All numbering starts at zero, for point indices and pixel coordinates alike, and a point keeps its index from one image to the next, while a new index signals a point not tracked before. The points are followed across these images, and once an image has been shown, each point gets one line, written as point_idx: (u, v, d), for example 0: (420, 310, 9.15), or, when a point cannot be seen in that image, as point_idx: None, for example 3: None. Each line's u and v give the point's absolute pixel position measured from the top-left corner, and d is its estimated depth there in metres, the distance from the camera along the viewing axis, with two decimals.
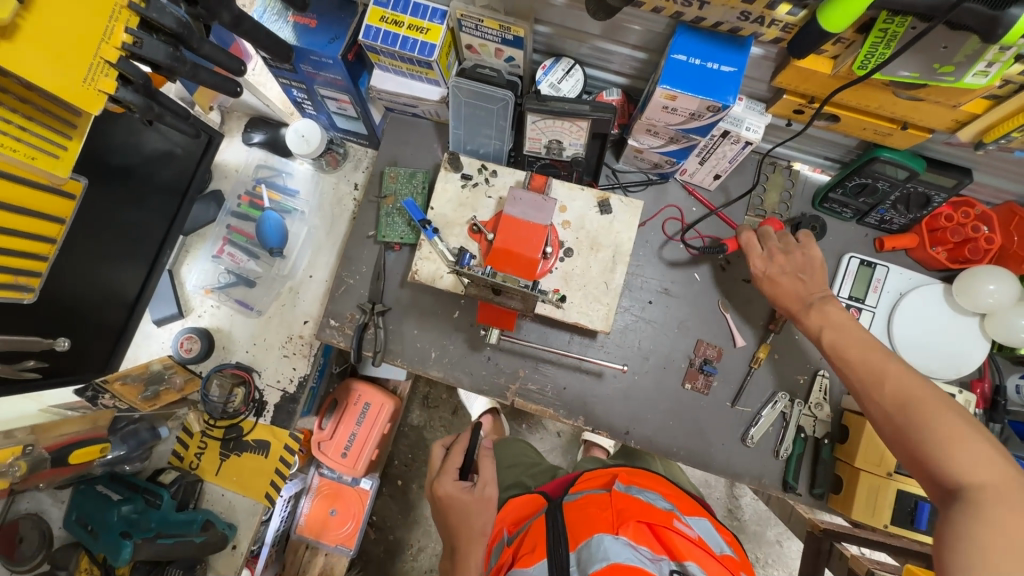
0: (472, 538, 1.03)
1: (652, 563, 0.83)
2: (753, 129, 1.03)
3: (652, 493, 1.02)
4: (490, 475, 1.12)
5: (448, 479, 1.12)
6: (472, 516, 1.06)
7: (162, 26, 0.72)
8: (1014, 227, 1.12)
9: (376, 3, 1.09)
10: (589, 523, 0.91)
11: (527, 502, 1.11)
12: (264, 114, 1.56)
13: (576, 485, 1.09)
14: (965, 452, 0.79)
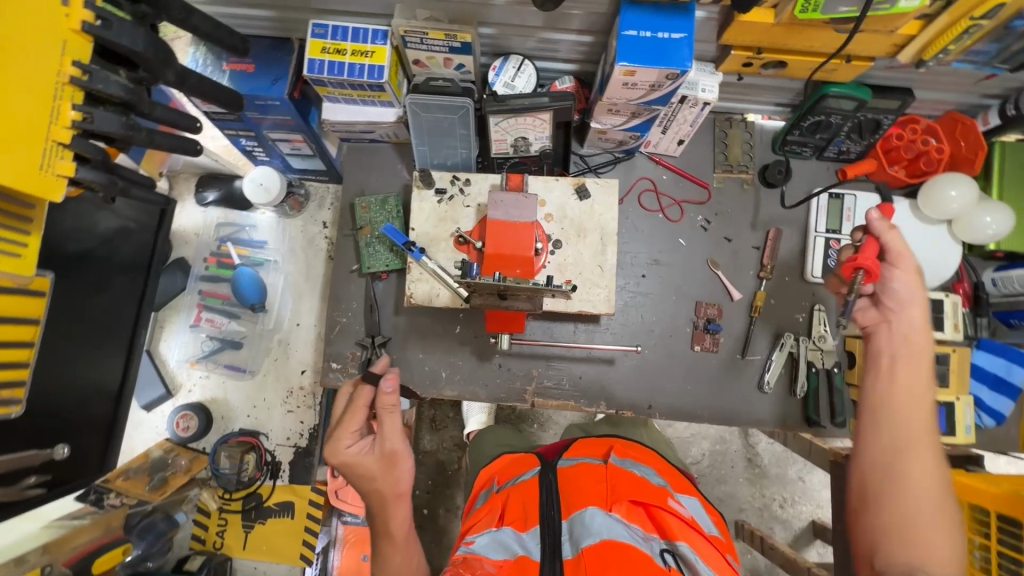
0: (386, 490, 1.00)
1: (645, 541, 0.78)
2: (708, 90, 1.06)
3: (646, 467, 0.96)
4: (394, 430, 1.00)
5: (347, 442, 1.00)
6: (383, 478, 1.00)
7: (109, 96, 0.70)
8: (960, 134, 1.19)
9: (313, 35, 1.06)
10: (582, 493, 0.85)
11: (522, 455, 1.05)
12: (213, 169, 1.51)
13: (573, 449, 1.00)
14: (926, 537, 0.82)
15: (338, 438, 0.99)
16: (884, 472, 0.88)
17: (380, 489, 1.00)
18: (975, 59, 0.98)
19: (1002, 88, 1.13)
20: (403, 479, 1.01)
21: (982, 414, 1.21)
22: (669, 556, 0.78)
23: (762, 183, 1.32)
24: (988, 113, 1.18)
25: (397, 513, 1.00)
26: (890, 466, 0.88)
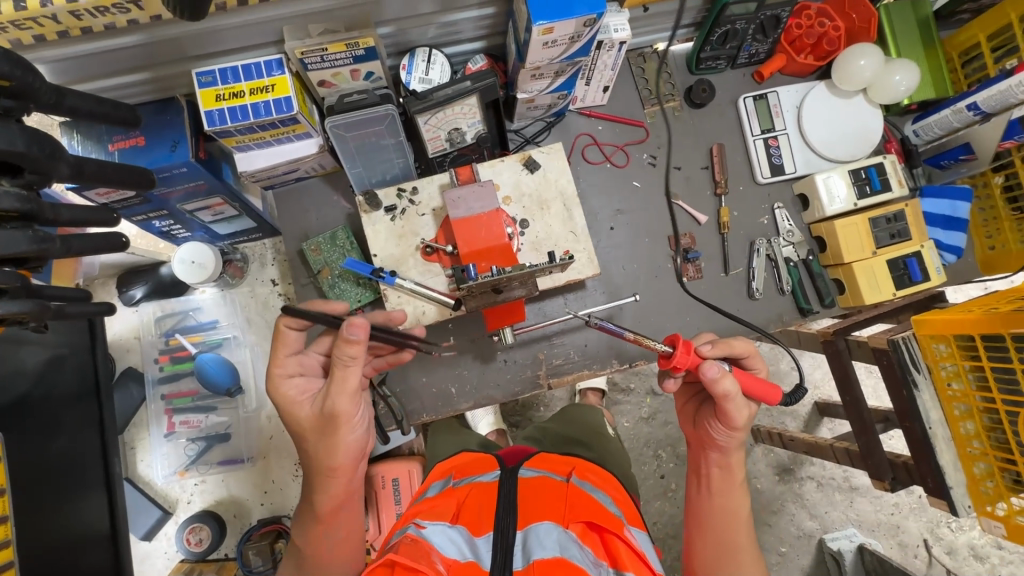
0: (322, 452, 0.91)
1: (595, 568, 0.74)
2: (620, 29, 1.05)
3: (604, 494, 0.92)
4: (341, 399, 0.89)
5: (286, 377, 0.95)
6: (315, 440, 0.94)
7: (3, 212, 0.59)
8: (849, 8, 1.26)
9: (201, 85, 0.96)
10: (543, 507, 0.81)
11: (476, 460, 1.01)
12: (133, 264, 1.34)
13: (534, 460, 0.98)
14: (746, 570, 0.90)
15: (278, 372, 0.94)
16: (736, 555, 0.92)
17: (318, 447, 0.93)
18: None
19: None
20: (349, 434, 0.93)
21: (945, 253, 1.31)
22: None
23: (691, 105, 1.35)
24: None
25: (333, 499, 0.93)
26: (724, 538, 0.94)
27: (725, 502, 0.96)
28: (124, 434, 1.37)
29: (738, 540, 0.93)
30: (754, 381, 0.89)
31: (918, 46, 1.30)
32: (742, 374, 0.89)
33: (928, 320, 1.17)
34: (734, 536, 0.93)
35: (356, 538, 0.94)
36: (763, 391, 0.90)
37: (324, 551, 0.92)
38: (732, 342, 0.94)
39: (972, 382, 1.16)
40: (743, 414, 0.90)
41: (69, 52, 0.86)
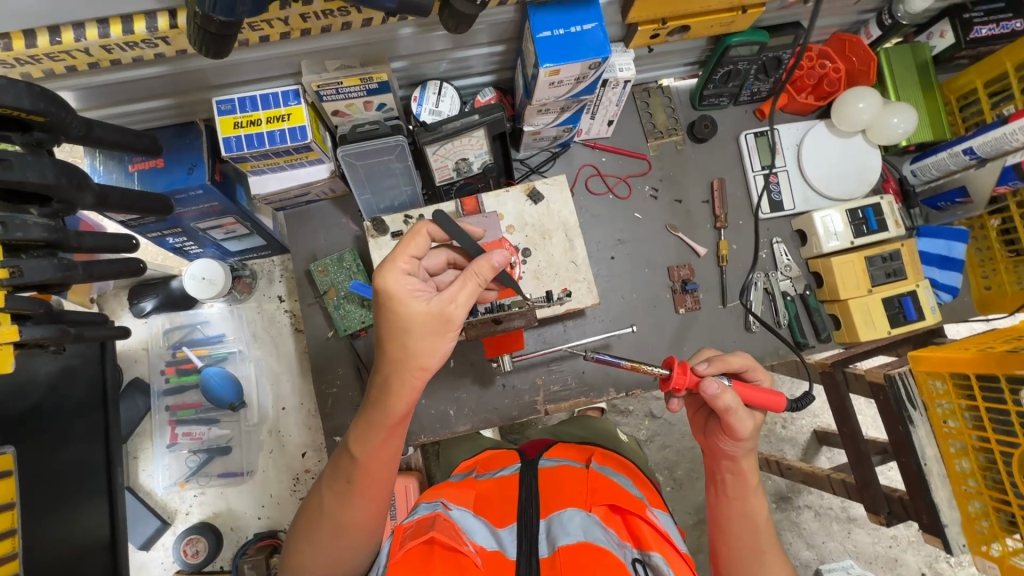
0: (402, 366, 0.78)
1: (618, 547, 0.81)
2: (625, 68, 1.09)
3: (624, 477, 1.02)
4: (466, 301, 0.78)
5: (400, 269, 0.79)
6: (423, 339, 0.77)
7: (32, 241, 0.62)
8: (849, 51, 1.29)
9: (221, 112, 0.99)
10: (565, 495, 0.91)
11: (503, 456, 1.13)
12: (144, 277, 1.38)
13: (553, 451, 1.09)
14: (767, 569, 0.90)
15: (392, 264, 0.79)
16: (760, 557, 0.90)
17: (394, 367, 0.79)
18: None
19: (874, 1, 1.22)
20: (431, 360, 0.79)
21: (941, 292, 1.33)
22: (639, 566, 0.80)
23: (693, 139, 1.38)
24: (868, 26, 1.28)
25: (375, 446, 0.81)
26: (746, 541, 0.92)
27: (741, 509, 0.93)
28: (127, 443, 1.39)
29: (757, 542, 0.91)
30: (756, 391, 0.88)
31: (917, 89, 1.32)
32: (743, 386, 0.88)
33: (926, 356, 1.19)
34: (754, 541, 0.91)
35: (387, 490, 0.84)
36: (765, 401, 0.88)
37: (353, 500, 0.82)
38: (728, 360, 0.91)
39: (968, 420, 1.17)
40: (748, 425, 0.87)
41: (96, 80, 0.90)
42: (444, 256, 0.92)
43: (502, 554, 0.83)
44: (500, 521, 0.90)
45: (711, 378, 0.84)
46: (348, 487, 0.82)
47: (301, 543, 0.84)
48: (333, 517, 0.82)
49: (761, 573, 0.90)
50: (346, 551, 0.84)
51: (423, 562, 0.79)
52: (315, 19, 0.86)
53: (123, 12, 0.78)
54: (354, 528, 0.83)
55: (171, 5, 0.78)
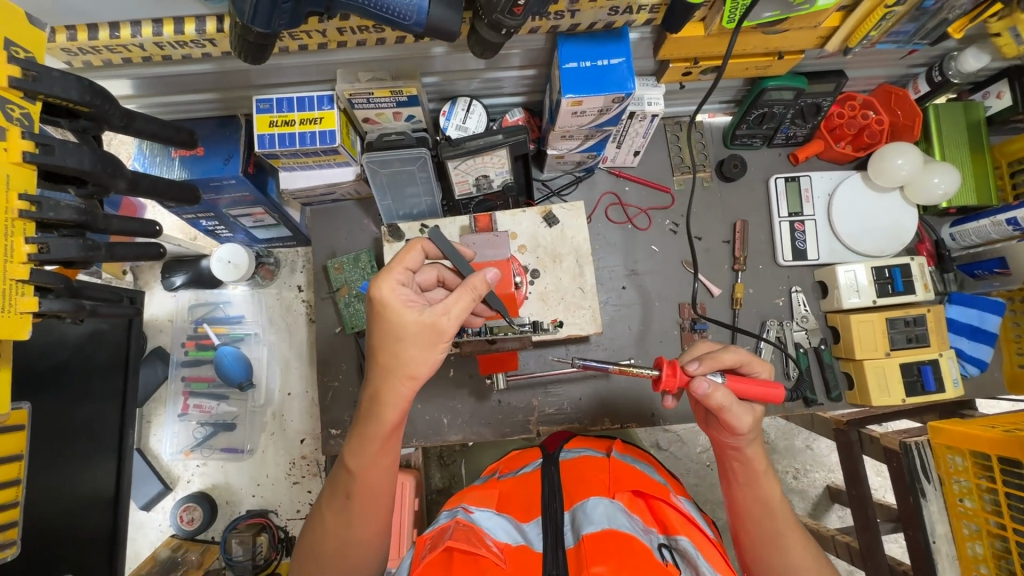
0: (392, 373, 0.76)
1: (644, 533, 0.83)
2: (654, 102, 1.09)
3: (646, 467, 1.06)
4: (460, 313, 0.77)
5: (396, 279, 0.78)
6: (415, 350, 0.76)
7: (62, 222, 0.68)
8: (895, 104, 1.24)
9: (259, 110, 1.05)
10: (587, 486, 0.94)
11: (527, 452, 1.17)
12: (177, 254, 1.45)
13: (573, 443, 1.13)
14: (795, 551, 0.85)
15: (388, 275, 0.78)
16: (780, 540, 0.86)
17: (384, 375, 0.77)
18: (897, 39, 1.03)
19: (925, 57, 1.18)
20: (421, 369, 0.77)
21: (966, 364, 1.27)
22: (667, 549, 0.83)
23: (721, 177, 1.36)
24: (916, 81, 1.24)
25: (372, 457, 0.79)
26: (765, 526, 0.87)
27: (757, 497, 0.88)
28: (143, 407, 1.48)
29: (774, 526, 0.87)
30: (753, 384, 0.84)
31: (965, 150, 1.26)
32: (736, 380, 0.84)
33: (947, 429, 1.11)
34: (769, 525, 0.87)
35: (387, 502, 0.83)
36: (763, 394, 0.84)
37: (355, 515, 0.80)
38: (721, 356, 0.87)
39: (986, 502, 1.07)
40: (747, 420, 0.84)
41: (148, 72, 0.96)
42: (435, 273, 0.93)
43: (528, 547, 0.85)
44: (524, 516, 0.92)
45: (703, 375, 0.81)
46: (347, 504, 0.80)
47: (309, 563, 0.82)
48: (336, 535, 0.80)
49: (787, 559, 0.85)
50: (354, 567, 0.82)
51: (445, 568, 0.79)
52: (351, 33, 0.90)
53: (177, 14, 0.85)
54: (361, 542, 0.81)
55: (219, 11, 0.84)
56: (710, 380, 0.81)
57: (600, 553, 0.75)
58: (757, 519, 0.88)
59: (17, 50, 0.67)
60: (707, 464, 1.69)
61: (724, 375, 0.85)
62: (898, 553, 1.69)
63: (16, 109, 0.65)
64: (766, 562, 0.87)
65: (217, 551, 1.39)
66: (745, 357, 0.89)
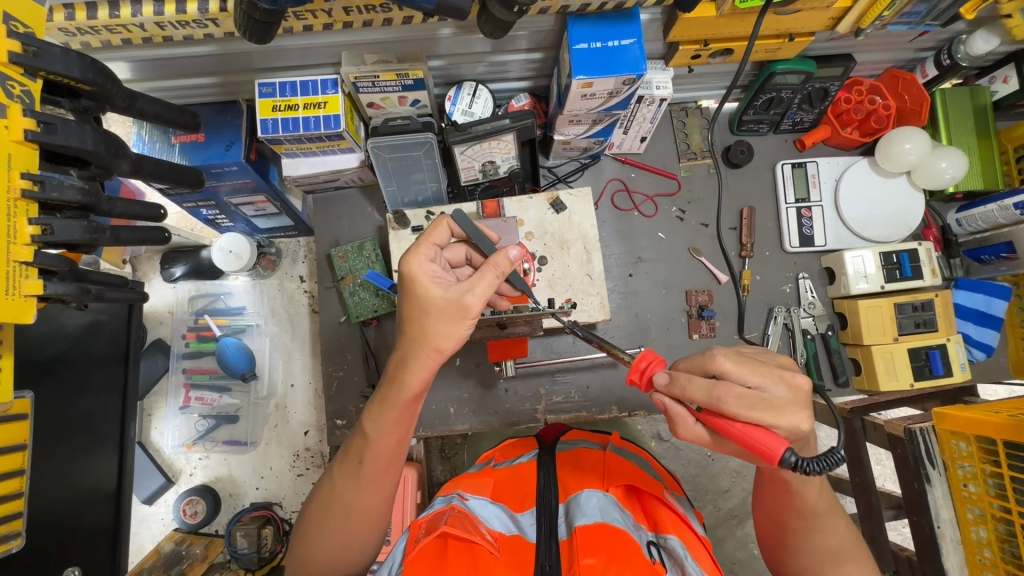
0: (419, 345, 0.74)
1: (635, 529, 0.84)
2: (662, 86, 1.07)
3: (643, 460, 1.06)
4: (486, 291, 0.73)
5: (423, 256, 0.77)
6: (441, 325, 0.73)
7: (65, 202, 0.66)
8: (902, 88, 1.24)
9: (261, 95, 1.03)
10: (583, 478, 0.95)
11: (522, 443, 1.16)
12: (177, 245, 1.44)
13: (570, 435, 1.13)
14: (830, 532, 0.77)
15: (414, 252, 0.78)
16: (809, 530, 0.77)
17: (410, 347, 0.75)
18: (909, 20, 1.02)
19: (933, 40, 1.17)
20: (447, 343, 0.74)
21: (973, 349, 1.27)
22: (655, 547, 0.83)
23: (727, 164, 1.35)
24: (924, 65, 1.24)
25: (389, 424, 0.77)
26: (795, 521, 0.78)
27: (790, 500, 0.76)
28: (144, 400, 1.46)
29: (802, 521, 0.77)
30: (729, 432, 0.62)
31: (972, 135, 1.26)
32: (708, 418, 0.65)
33: (952, 415, 1.11)
34: (802, 522, 0.77)
35: (397, 475, 0.81)
36: (744, 445, 0.62)
37: (362, 486, 0.78)
38: (691, 381, 0.65)
39: (991, 487, 1.07)
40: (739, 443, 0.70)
41: (149, 54, 0.94)
42: (464, 251, 0.91)
43: (521, 537, 0.85)
44: (518, 507, 0.92)
45: (659, 397, 0.69)
46: (359, 469, 0.78)
47: (313, 528, 0.81)
48: (341, 500, 0.79)
49: (814, 543, 0.78)
50: (356, 538, 0.80)
51: (437, 557, 0.77)
52: (358, 13, 0.88)
53: None
54: (367, 512, 0.80)
55: None
56: (669, 402, 0.69)
57: (593, 545, 0.76)
58: (785, 513, 0.78)
59: (17, 24, 0.65)
60: (709, 454, 1.70)
61: (698, 404, 0.66)
62: (901, 540, 1.70)
63: (16, 86, 0.63)
64: (790, 545, 0.80)
65: (221, 545, 1.38)
66: (726, 404, 0.62)
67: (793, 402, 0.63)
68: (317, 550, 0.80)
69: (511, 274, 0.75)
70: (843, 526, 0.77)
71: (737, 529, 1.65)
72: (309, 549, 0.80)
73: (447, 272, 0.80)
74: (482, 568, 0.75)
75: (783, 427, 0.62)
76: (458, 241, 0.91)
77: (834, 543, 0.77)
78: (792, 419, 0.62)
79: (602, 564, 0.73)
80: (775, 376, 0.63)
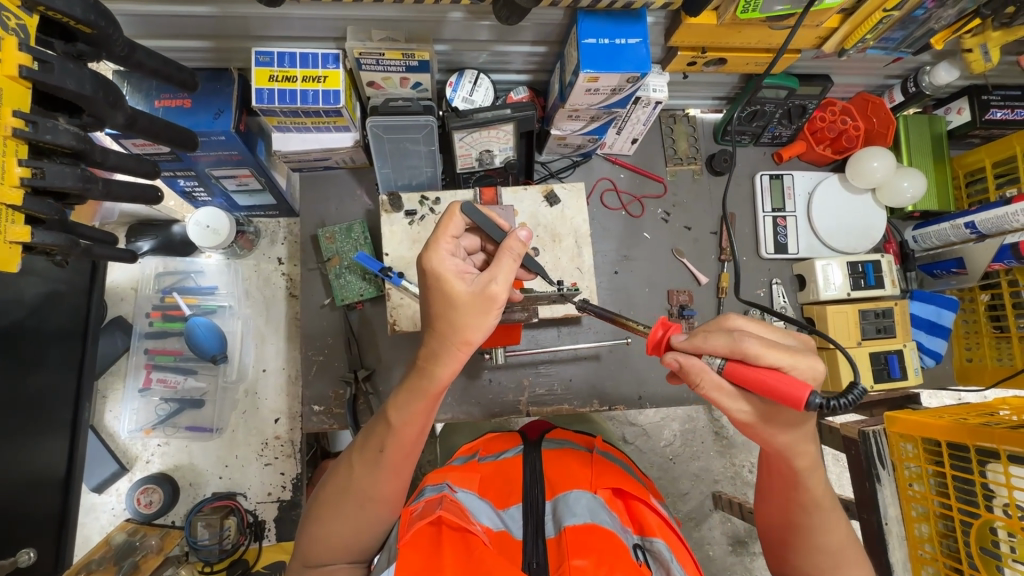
0: (446, 338, 0.71)
1: (622, 531, 0.85)
2: (659, 89, 1.11)
3: (626, 463, 1.07)
4: (507, 277, 0.71)
5: (444, 250, 0.73)
6: (469, 317, 0.70)
7: (57, 147, 0.63)
8: (871, 111, 1.32)
9: (258, 63, 0.99)
10: (572, 478, 0.94)
11: (505, 437, 1.14)
12: (146, 216, 1.37)
13: (554, 432, 1.12)
14: (830, 527, 0.80)
15: (434, 247, 0.74)
16: (810, 527, 0.80)
17: (439, 340, 0.71)
18: (886, 45, 1.11)
19: (902, 69, 1.28)
20: (476, 335, 0.71)
21: (926, 356, 1.37)
22: (641, 550, 0.84)
23: (711, 171, 1.41)
24: (892, 91, 1.34)
25: (414, 414, 0.74)
26: (805, 518, 0.80)
27: (795, 494, 0.79)
28: (99, 381, 1.37)
29: (806, 514, 0.80)
30: (756, 380, 0.63)
31: (929, 159, 1.37)
32: (733, 367, 0.65)
33: (902, 417, 1.19)
34: (804, 518, 0.80)
35: (415, 464, 0.79)
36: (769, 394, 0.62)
37: (381, 472, 0.76)
38: (711, 334, 0.68)
39: (933, 486, 1.15)
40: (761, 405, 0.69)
41: (144, 9, 0.90)
42: (479, 238, 0.86)
43: (508, 534, 0.86)
44: (503, 503, 0.92)
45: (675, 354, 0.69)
46: (379, 456, 0.76)
47: (324, 511, 0.78)
48: (359, 487, 0.76)
49: (816, 542, 0.81)
50: (368, 525, 0.78)
51: (431, 543, 0.76)
52: None
53: None
54: (381, 498, 0.77)
55: None
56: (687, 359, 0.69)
57: (583, 546, 0.77)
58: (789, 505, 0.81)
59: None
60: (671, 456, 1.75)
61: (720, 357, 0.67)
62: None
63: (12, 19, 0.58)
64: (788, 540, 0.84)
65: (179, 536, 1.29)
66: (749, 344, 0.65)
67: (803, 367, 0.64)
68: (330, 535, 0.77)
69: (523, 256, 0.74)
70: (842, 525, 0.81)
71: (695, 530, 1.70)
72: (322, 534, 0.77)
73: (467, 265, 0.77)
74: (475, 560, 0.71)
75: (802, 370, 0.64)
76: (471, 227, 0.86)
77: (833, 542, 0.80)
78: (812, 361, 0.65)
79: (592, 565, 0.73)
80: (787, 331, 0.70)
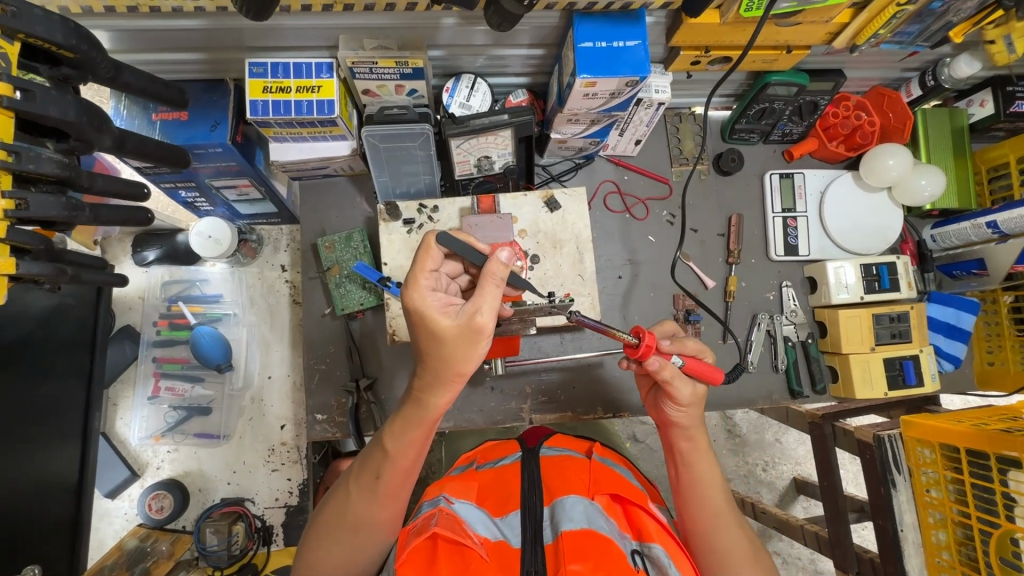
0: (439, 373, 0.71)
1: (620, 537, 0.83)
2: (661, 90, 1.07)
3: (624, 467, 1.05)
4: (493, 306, 0.69)
5: (425, 287, 0.72)
6: (459, 352, 0.69)
7: (42, 176, 0.62)
8: (887, 106, 1.27)
9: (251, 75, 0.98)
10: (568, 483, 0.92)
11: (503, 445, 1.13)
12: (152, 227, 1.38)
13: (553, 439, 1.11)
14: (727, 523, 0.88)
15: (415, 285, 0.72)
16: (717, 520, 0.88)
17: (432, 376, 0.71)
18: (901, 39, 1.05)
19: (920, 61, 1.22)
20: (468, 367, 0.70)
21: (943, 361, 1.32)
22: (640, 556, 0.82)
23: (718, 171, 1.37)
24: (910, 84, 1.28)
25: (410, 442, 0.75)
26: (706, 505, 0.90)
27: (692, 474, 0.92)
28: (109, 389, 1.39)
29: (709, 502, 0.90)
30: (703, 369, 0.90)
31: (949, 155, 1.31)
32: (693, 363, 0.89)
33: (918, 422, 1.14)
34: (709, 502, 0.90)
35: (411, 488, 0.79)
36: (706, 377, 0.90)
37: (376, 500, 0.76)
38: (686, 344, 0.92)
39: (951, 493, 1.11)
40: (688, 392, 0.90)
41: (134, 24, 0.89)
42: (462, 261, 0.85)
43: (506, 542, 0.83)
44: (500, 510, 0.91)
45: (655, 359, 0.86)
46: (375, 485, 0.76)
47: (320, 537, 0.78)
48: (355, 513, 0.76)
49: (718, 536, 0.87)
50: (369, 548, 0.78)
51: (427, 559, 0.76)
52: None
53: None
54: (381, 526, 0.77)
55: None
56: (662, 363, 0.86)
57: (579, 551, 0.75)
58: (696, 492, 0.91)
59: None
60: None
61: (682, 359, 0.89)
62: (863, 542, 1.76)
63: None
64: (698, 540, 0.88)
65: (188, 541, 1.33)
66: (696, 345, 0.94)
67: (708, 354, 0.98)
68: (330, 563, 0.77)
69: (508, 278, 0.71)
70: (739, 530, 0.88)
71: None
72: (321, 562, 0.77)
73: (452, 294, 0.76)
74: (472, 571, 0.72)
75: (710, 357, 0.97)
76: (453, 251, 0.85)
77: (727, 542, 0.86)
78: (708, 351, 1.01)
79: (588, 569, 0.72)
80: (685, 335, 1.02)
